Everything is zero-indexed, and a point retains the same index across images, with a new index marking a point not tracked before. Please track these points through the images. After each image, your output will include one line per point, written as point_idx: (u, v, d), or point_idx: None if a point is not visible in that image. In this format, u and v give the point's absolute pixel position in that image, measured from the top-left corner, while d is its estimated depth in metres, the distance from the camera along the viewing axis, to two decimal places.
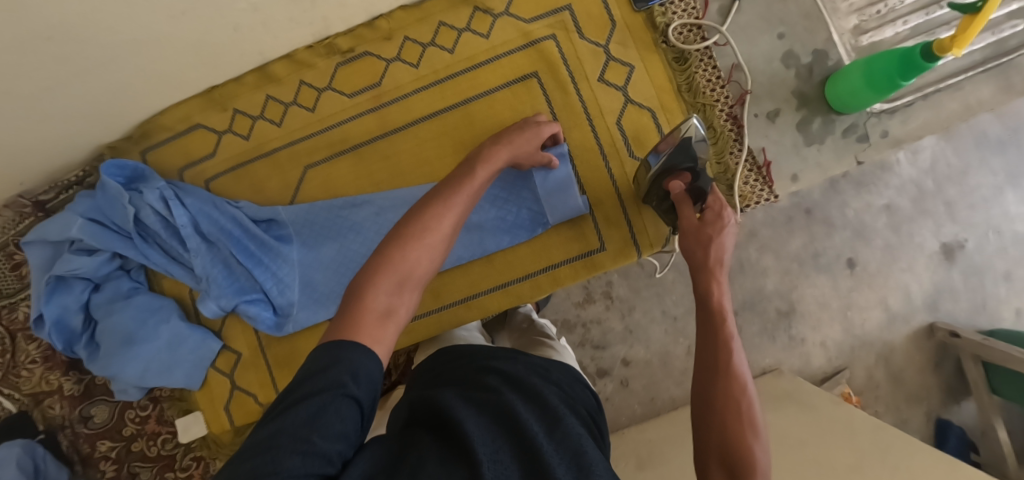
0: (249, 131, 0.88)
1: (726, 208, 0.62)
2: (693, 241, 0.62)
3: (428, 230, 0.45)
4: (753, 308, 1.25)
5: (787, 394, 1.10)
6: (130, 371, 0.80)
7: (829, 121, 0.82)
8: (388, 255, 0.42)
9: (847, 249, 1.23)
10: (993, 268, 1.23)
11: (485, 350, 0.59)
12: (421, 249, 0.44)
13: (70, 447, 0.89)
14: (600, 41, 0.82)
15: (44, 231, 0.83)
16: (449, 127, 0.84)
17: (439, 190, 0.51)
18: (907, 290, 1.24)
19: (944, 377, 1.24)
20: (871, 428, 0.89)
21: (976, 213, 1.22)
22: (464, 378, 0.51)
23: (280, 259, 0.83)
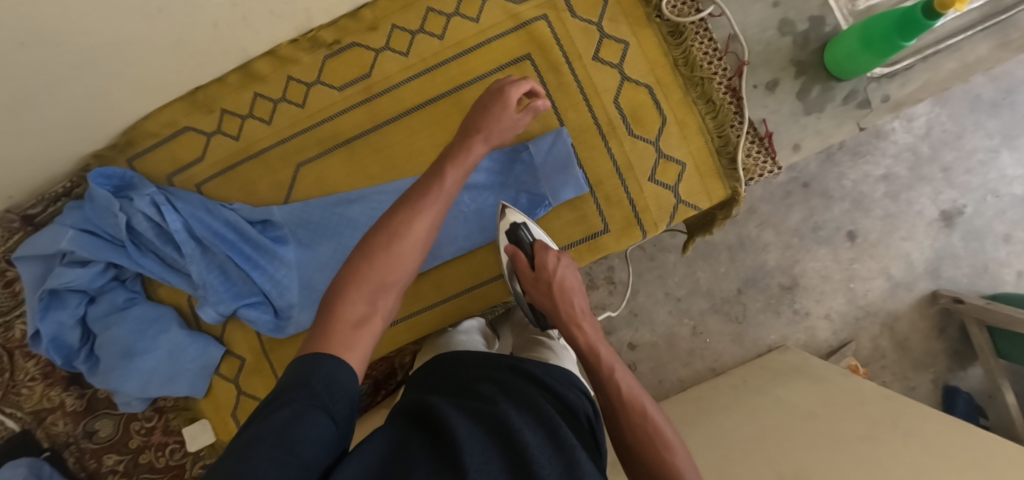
0: (238, 131, 0.85)
1: (550, 253, 0.68)
2: (536, 292, 0.68)
3: (398, 240, 0.48)
4: (755, 285, 1.24)
5: (795, 368, 1.09)
6: (132, 383, 0.79)
7: (828, 89, 0.81)
8: (361, 268, 0.46)
9: (846, 221, 1.23)
10: (993, 231, 1.22)
11: (483, 359, 0.62)
12: (394, 261, 0.47)
13: (76, 463, 0.87)
14: (593, 19, 0.80)
15: (34, 244, 0.81)
16: (443, 116, 0.82)
17: (411, 192, 0.53)
18: (909, 258, 1.23)
19: (950, 343, 1.24)
20: (880, 399, 0.89)
21: (973, 177, 1.21)
22: (460, 386, 0.54)
23: (277, 261, 0.82)
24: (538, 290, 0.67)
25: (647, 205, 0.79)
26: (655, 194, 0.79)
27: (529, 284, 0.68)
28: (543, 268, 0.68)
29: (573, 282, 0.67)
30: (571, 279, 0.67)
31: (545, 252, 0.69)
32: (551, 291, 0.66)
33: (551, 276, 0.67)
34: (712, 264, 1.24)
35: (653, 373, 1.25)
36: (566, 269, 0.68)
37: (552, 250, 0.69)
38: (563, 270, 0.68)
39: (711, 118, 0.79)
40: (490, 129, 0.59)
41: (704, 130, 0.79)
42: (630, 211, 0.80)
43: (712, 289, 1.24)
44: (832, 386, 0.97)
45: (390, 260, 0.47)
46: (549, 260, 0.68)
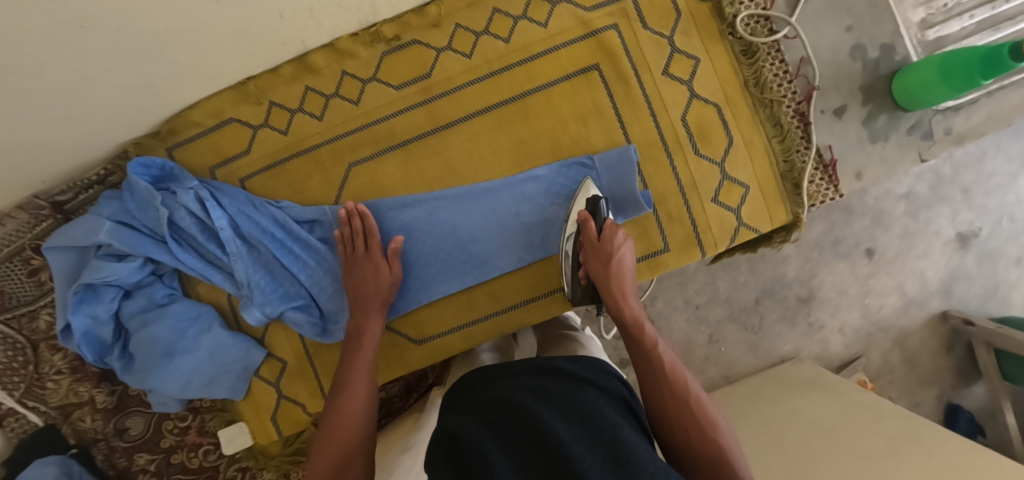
0: (288, 126, 0.81)
1: (619, 232, 0.71)
2: (596, 261, 0.70)
3: (346, 412, 0.62)
4: (774, 296, 1.25)
5: (810, 380, 1.11)
6: (172, 384, 0.76)
7: (894, 118, 0.81)
8: (329, 447, 0.58)
9: (866, 237, 1.23)
10: (1005, 254, 1.25)
11: (505, 369, 0.57)
12: (349, 427, 0.60)
13: (106, 461, 0.85)
14: (665, 31, 0.78)
15: (69, 235, 0.77)
16: (504, 122, 0.79)
17: (342, 375, 0.68)
18: (923, 275, 1.25)
19: (956, 361, 1.28)
20: (899, 417, 0.91)
21: (991, 199, 1.22)
22: (489, 394, 0.51)
23: (327, 263, 0.79)
24: (597, 260, 0.70)
25: (709, 226, 0.79)
26: (717, 215, 0.79)
27: (591, 251, 0.71)
28: (608, 241, 0.70)
29: (626, 262, 0.70)
30: (627, 259, 0.70)
31: (611, 228, 0.71)
32: (609, 266, 0.69)
33: (613, 252, 0.70)
34: (732, 274, 1.24)
35: None
36: (627, 250, 0.71)
37: (621, 229, 0.71)
38: (623, 251, 0.70)
39: (779, 141, 0.79)
40: (371, 299, 0.74)
41: (771, 152, 0.79)
42: (692, 231, 0.79)
43: (731, 298, 1.24)
44: (851, 401, 0.99)
45: (346, 430, 0.60)
46: (615, 236, 0.70)
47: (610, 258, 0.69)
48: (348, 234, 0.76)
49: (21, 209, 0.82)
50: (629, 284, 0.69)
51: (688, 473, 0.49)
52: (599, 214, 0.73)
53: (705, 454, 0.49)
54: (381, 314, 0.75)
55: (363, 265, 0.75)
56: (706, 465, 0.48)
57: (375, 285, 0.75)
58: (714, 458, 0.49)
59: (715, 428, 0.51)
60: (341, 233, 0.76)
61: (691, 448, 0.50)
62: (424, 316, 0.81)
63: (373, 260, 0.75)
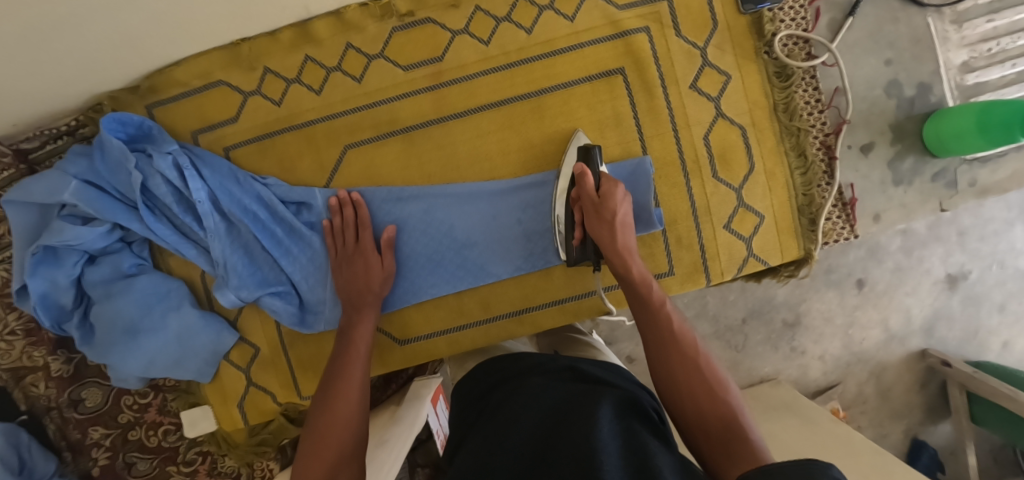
0: (282, 97, 0.74)
1: (618, 185, 0.66)
2: (596, 220, 0.65)
3: (337, 410, 0.60)
4: (760, 317, 1.24)
5: (786, 405, 1.11)
6: (132, 363, 0.71)
7: (921, 162, 0.77)
8: (318, 450, 0.56)
9: (859, 269, 1.22)
10: (991, 299, 1.25)
11: (538, 366, 0.61)
12: (339, 429, 0.58)
13: (57, 432, 0.80)
14: (698, 42, 0.73)
15: (30, 191, 0.71)
16: (516, 119, 0.74)
17: (334, 369, 0.65)
18: (908, 312, 1.24)
19: (928, 398, 1.29)
20: (872, 452, 0.91)
21: (984, 244, 1.21)
22: (521, 393, 0.53)
23: (311, 249, 0.74)
24: (597, 218, 0.64)
25: (718, 253, 0.75)
26: (728, 243, 0.75)
27: (591, 210, 0.65)
28: (608, 197, 0.65)
29: (628, 220, 0.66)
30: (626, 213, 0.65)
31: (610, 184, 0.66)
32: (610, 224, 0.64)
33: (615, 209, 0.64)
34: (723, 291, 1.22)
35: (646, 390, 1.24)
36: (626, 203, 0.66)
37: (621, 185, 0.66)
38: (626, 207, 0.66)
39: (801, 174, 0.75)
40: (363, 294, 0.70)
41: (791, 185, 0.75)
42: (699, 257, 0.75)
43: (718, 314, 1.23)
44: (824, 431, 0.99)
45: (337, 431, 0.58)
46: (616, 191, 0.65)
47: (612, 212, 0.64)
48: (338, 224, 0.72)
49: None
50: (631, 239, 0.65)
51: (698, 440, 0.48)
52: (593, 163, 0.68)
53: (717, 425, 0.47)
54: (374, 310, 0.71)
55: (352, 255, 0.71)
56: (718, 433, 0.46)
57: (365, 276, 0.70)
58: (727, 427, 0.47)
59: (726, 394, 0.50)
60: (332, 222, 0.72)
61: (701, 414, 0.49)
62: (410, 316, 0.76)
63: (364, 252, 0.71)
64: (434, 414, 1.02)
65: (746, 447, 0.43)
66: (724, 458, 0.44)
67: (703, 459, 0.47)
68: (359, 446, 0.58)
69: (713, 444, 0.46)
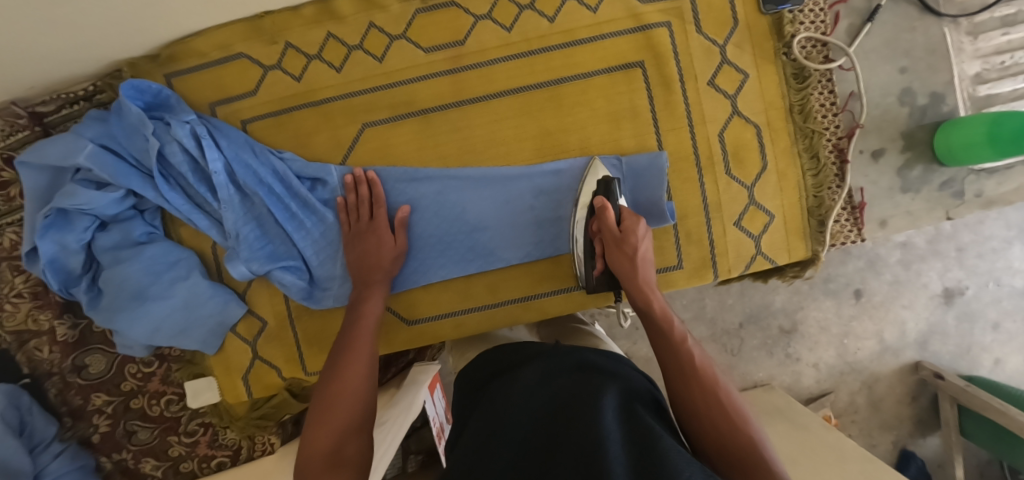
0: (301, 72, 0.74)
1: (640, 220, 0.67)
2: (617, 254, 0.66)
3: (345, 379, 0.60)
4: (757, 322, 1.25)
5: (778, 410, 1.12)
6: (139, 329, 0.71)
7: (930, 171, 0.78)
8: (326, 419, 0.56)
9: (857, 280, 1.23)
10: (985, 316, 1.26)
11: (540, 352, 0.61)
12: (348, 398, 0.58)
13: (58, 397, 0.80)
14: (718, 39, 0.74)
15: (43, 153, 0.70)
16: (534, 107, 0.74)
17: (342, 343, 0.65)
18: (903, 326, 1.26)
19: (918, 411, 1.30)
20: (861, 459, 0.91)
21: (982, 262, 1.23)
22: (523, 377, 0.53)
23: (324, 225, 0.74)
24: (618, 253, 0.65)
25: (727, 250, 0.76)
26: (736, 240, 0.76)
27: (612, 245, 0.66)
28: (631, 232, 0.66)
29: (647, 255, 0.67)
30: (647, 250, 0.66)
31: (632, 219, 0.66)
32: (632, 261, 0.65)
33: (636, 245, 0.65)
34: (722, 294, 1.23)
35: None
36: (647, 239, 0.67)
37: (643, 220, 0.67)
38: (647, 243, 0.67)
39: (812, 176, 0.76)
40: (374, 270, 0.70)
41: (801, 186, 0.76)
42: (708, 253, 0.76)
43: (716, 317, 1.24)
44: (814, 437, 1.00)
45: (345, 399, 0.58)
46: (638, 228, 0.66)
47: (633, 247, 0.65)
48: (353, 201, 0.73)
49: None
50: (651, 273, 0.66)
51: (720, 471, 0.46)
52: (615, 196, 0.69)
53: (737, 457, 0.46)
54: (384, 287, 0.71)
55: (365, 233, 0.71)
56: (738, 466, 0.45)
57: (378, 252, 0.71)
58: (747, 458, 0.46)
59: (747, 424, 0.49)
60: (346, 199, 0.73)
61: (722, 444, 0.48)
62: (418, 297, 0.77)
63: (378, 230, 0.71)
64: (431, 401, 1.02)
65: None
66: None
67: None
68: (368, 418, 0.58)
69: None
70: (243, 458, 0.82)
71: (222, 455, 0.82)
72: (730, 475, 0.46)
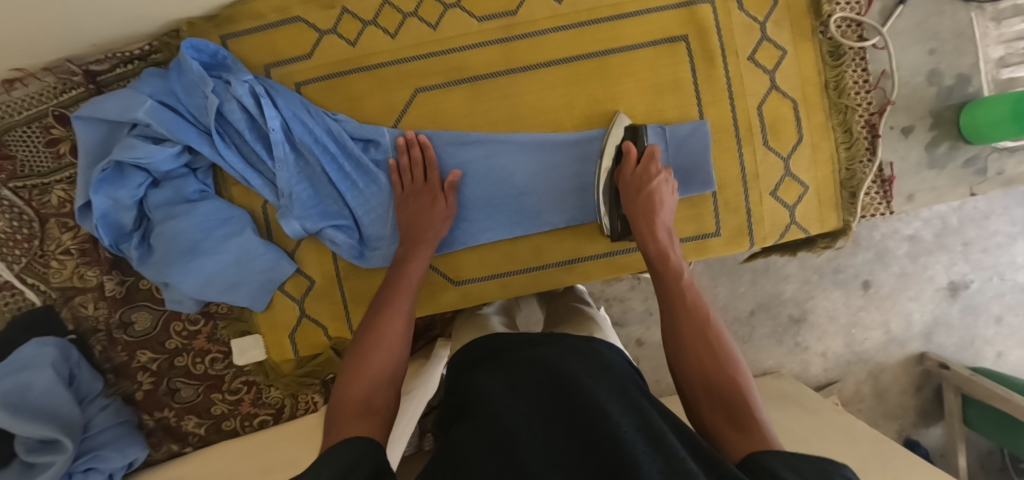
0: (357, 37, 0.76)
1: (660, 166, 0.71)
2: (632, 194, 0.70)
3: (385, 334, 0.55)
4: (767, 311, 1.28)
5: (788, 395, 1.16)
6: (192, 283, 0.72)
7: (955, 148, 0.82)
8: (359, 367, 0.51)
9: (866, 270, 1.27)
10: (988, 310, 1.31)
11: (530, 338, 0.53)
12: (385, 350, 0.54)
13: (102, 354, 0.81)
14: (758, 16, 0.77)
15: (102, 107, 0.72)
16: (582, 77, 0.77)
17: (381, 296, 0.62)
18: (909, 317, 1.30)
19: (922, 401, 1.34)
20: (871, 439, 0.96)
21: (987, 257, 1.27)
22: (508, 366, 0.46)
23: (376, 186, 0.75)
24: (630, 189, 0.70)
25: (763, 218, 0.79)
26: (772, 209, 0.79)
27: (625, 184, 0.70)
28: (646, 172, 0.70)
29: (665, 201, 0.70)
30: (665, 195, 0.70)
31: (649, 160, 0.71)
32: (641, 196, 0.69)
33: (650, 182, 0.69)
34: (734, 282, 1.26)
35: (652, 372, 1.27)
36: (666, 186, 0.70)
37: (661, 164, 0.71)
38: (661, 182, 0.70)
39: (845, 149, 0.79)
40: (424, 230, 0.71)
41: (835, 159, 0.79)
42: (744, 221, 0.79)
43: (727, 305, 1.27)
44: (824, 419, 1.04)
45: (380, 354, 0.53)
46: (653, 168, 0.70)
47: (647, 187, 0.69)
48: (405, 162, 0.74)
49: (47, 72, 0.78)
50: (665, 219, 0.68)
51: (703, 410, 0.47)
52: (641, 141, 0.74)
53: (723, 394, 0.47)
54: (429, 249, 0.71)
55: (419, 204, 0.73)
56: (724, 402, 0.46)
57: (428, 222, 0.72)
58: (731, 395, 0.46)
59: (735, 366, 0.49)
60: (398, 161, 0.74)
61: (707, 384, 0.49)
62: (465, 258, 0.79)
63: (431, 199, 0.73)
64: None
65: (753, 420, 0.43)
66: (731, 430, 0.43)
67: (707, 428, 0.46)
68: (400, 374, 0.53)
69: (719, 421, 0.45)
70: (286, 416, 0.85)
71: (265, 414, 0.85)
72: (711, 416, 0.46)
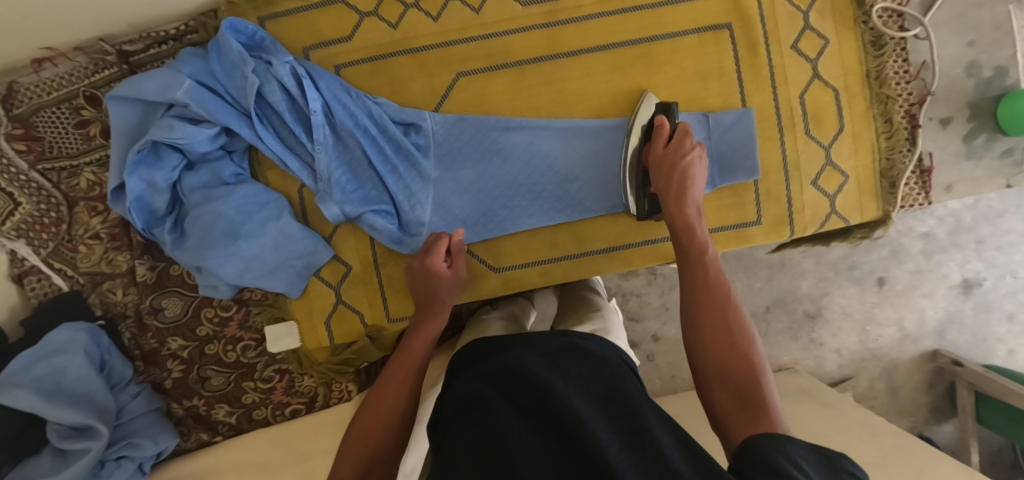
0: (399, 20, 0.75)
1: (692, 140, 0.68)
2: (661, 168, 0.67)
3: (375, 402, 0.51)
4: (783, 307, 1.23)
5: (804, 391, 1.11)
6: (229, 267, 0.71)
7: (992, 139, 0.82)
8: (356, 441, 0.49)
9: (880, 267, 1.22)
10: (1001, 308, 1.24)
11: (520, 337, 0.53)
12: (384, 410, 0.51)
13: (131, 341, 0.80)
14: (802, 5, 0.77)
15: (137, 87, 0.70)
16: (626, 63, 0.76)
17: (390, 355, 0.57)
18: (922, 314, 1.24)
19: (934, 398, 1.28)
20: (891, 434, 0.93)
21: (1000, 255, 1.21)
22: (498, 372, 0.46)
23: (417, 171, 0.74)
24: (661, 164, 0.67)
25: (804, 207, 0.79)
26: (813, 199, 0.79)
27: (657, 158, 0.68)
28: (677, 147, 0.68)
29: (697, 174, 0.66)
30: (697, 167, 0.66)
31: (681, 135, 0.68)
32: (673, 173, 0.66)
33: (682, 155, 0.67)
34: (749, 278, 1.21)
35: (667, 368, 1.22)
36: (698, 159, 0.67)
37: (693, 138, 0.68)
38: (693, 159, 0.67)
39: (886, 139, 0.79)
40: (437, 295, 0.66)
41: (876, 148, 0.80)
42: (786, 210, 0.79)
43: (743, 301, 1.22)
44: (843, 414, 1.00)
45: (378, 409, 0.51)
46: (686, 141, 0.67)
47: (675, 161, 0.66)
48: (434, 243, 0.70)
49: (79, 52, 0.77)
50: (697, 192, 0.64)
51: (713, 390, 0.45)
52: (672, 117, 0.73)
53: (736, 375, 0.45)
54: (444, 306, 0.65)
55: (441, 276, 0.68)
56: (735, 385, 0.44)
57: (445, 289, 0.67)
58: (744, 379, 0.44)
59: (754, 353, 0.46)
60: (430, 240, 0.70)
61: (722, 367, 0.46)
62: (506, 245, 0.78)
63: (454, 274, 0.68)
64: None
65: (764, 406, 0.41)
66: (739, 412, 0.42)
67: (717, 412, 0.44)
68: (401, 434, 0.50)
69: (727, 402, 0.43)
70: (318, 406, 0.85)
71: (298, 403, 0.85)
72: (719, 394, 0.44)
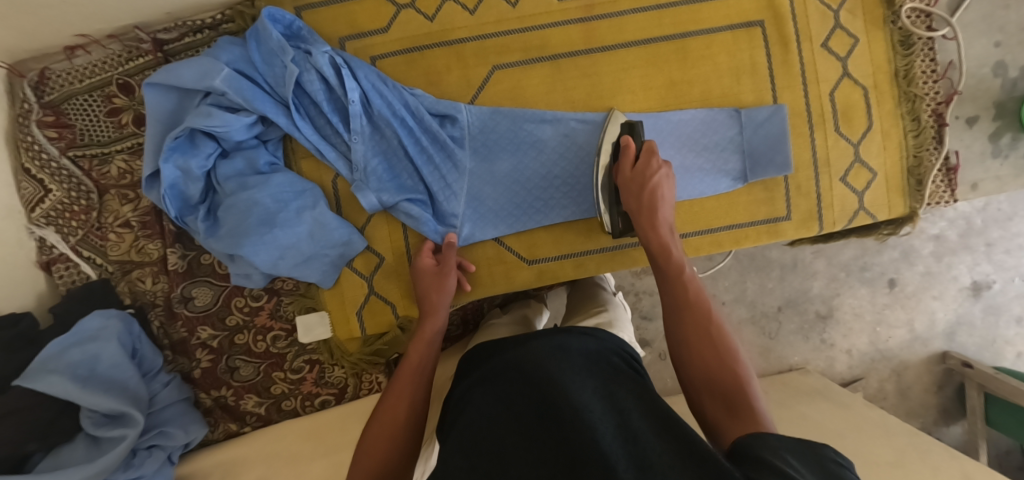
0: (435, 12, 0.75)
1: (658, 161, 0.67)
2: (633, 192, 0.66)
3: (384, 401, 0.54)
4: (795, 307, 1.23)
5: (817, 390, 1.11)
6: (265, 256, 0.71)
7: (1017, 139, 0.83)
8: (369, 435, 0.52)
9: (891, 269, 1.23)
10: (1010, 310, 1.24)
11: (526, 335, 0.51)
12: (395, 397, 0.54)
13: (160, 330, 0.80)
14: (833, 4, 0.78)
15: (174, 73, 0.69)
16: (660, 59, 0.77)
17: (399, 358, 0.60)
18: (932, 316, 1.25)
19: (943, 399, 1.27)
20: (907, 433, 0.93)
21: (1010, 257, 1.21)
22: (500, 375, 0.45)
23: (452, 162, 0.75)
24: (630, 187, 0.66)
25: (832, 202, 0.80)
26: (842, 195, 0.80)
27: (625, 181, 0.67)
28: (645, 169, 0.67)
29: (665, 195, 0.67)
30: (665, 188, 0.67)
31: (647, 155, 0.68)
32: (644, 194, 0.66)
33: (650, 177, 0.66)
34: (762, 277, 1.22)
35: None
36: (665, 177, 0.67)
37: (659, 158, 0.67)
38: (661, 178, 0.67)
39: (913, 136, 0.80)
40: (436, 297, 0.67)
41: (903, 146, 0.80)
42: (815, 205, 0.80)
43: (755, 300, 1.22)
44: (857, 413, 0.99)
45: (390, 400, 0.54)
46: (653, 163, 0.67)
47: (647, 185, 0.66)
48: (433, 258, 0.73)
49: (113, 39, 0.77)
50: (667, 218, 0.65)
51: (704, 404, 0.46)
52: (637, 136, 0.72)
53: (727, 390, 0.45)
54: (443, 301, 0.67)
55: (431, 278, 0.70)
56: (724, 393, 0.45)
57: (440, 295, 0.67)
58: (733, 390, 0.44)
59: (736, 360, 0.47)
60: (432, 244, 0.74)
61: (711, 381, 0.46)
62: (539, 237, 0.79)
63: (450, 272, 0.70)
64: None
65: (750, 409, 0.42)
66: (729, 421, 0.42)
67: (705, 418, 0.45)
68: (413, 423, 0.53)
69: (717, 411, 0.44)
70: (348, 397, 0.85)
71: (327, 394, 0.85)
72: (709, 408, 0.45)
